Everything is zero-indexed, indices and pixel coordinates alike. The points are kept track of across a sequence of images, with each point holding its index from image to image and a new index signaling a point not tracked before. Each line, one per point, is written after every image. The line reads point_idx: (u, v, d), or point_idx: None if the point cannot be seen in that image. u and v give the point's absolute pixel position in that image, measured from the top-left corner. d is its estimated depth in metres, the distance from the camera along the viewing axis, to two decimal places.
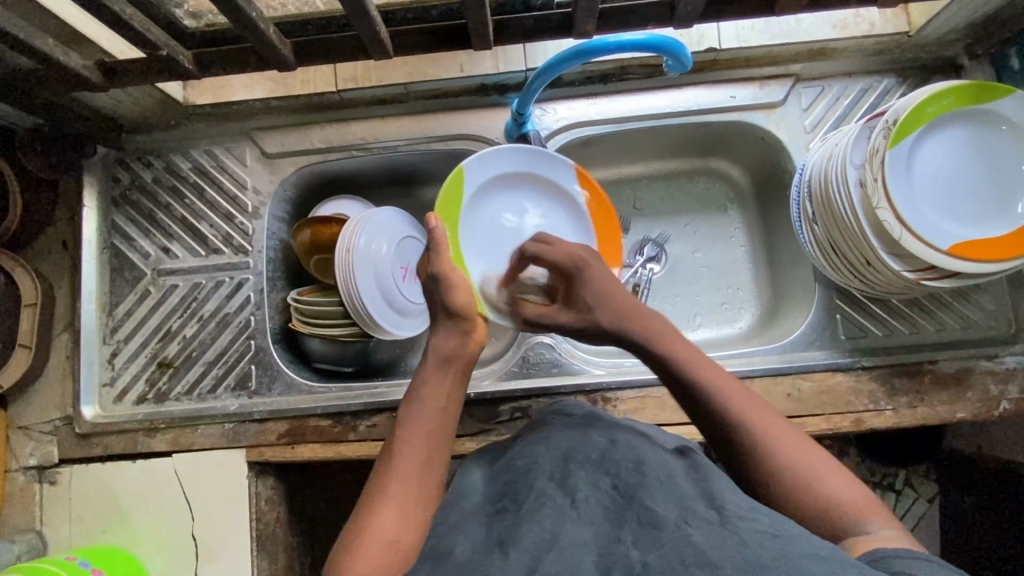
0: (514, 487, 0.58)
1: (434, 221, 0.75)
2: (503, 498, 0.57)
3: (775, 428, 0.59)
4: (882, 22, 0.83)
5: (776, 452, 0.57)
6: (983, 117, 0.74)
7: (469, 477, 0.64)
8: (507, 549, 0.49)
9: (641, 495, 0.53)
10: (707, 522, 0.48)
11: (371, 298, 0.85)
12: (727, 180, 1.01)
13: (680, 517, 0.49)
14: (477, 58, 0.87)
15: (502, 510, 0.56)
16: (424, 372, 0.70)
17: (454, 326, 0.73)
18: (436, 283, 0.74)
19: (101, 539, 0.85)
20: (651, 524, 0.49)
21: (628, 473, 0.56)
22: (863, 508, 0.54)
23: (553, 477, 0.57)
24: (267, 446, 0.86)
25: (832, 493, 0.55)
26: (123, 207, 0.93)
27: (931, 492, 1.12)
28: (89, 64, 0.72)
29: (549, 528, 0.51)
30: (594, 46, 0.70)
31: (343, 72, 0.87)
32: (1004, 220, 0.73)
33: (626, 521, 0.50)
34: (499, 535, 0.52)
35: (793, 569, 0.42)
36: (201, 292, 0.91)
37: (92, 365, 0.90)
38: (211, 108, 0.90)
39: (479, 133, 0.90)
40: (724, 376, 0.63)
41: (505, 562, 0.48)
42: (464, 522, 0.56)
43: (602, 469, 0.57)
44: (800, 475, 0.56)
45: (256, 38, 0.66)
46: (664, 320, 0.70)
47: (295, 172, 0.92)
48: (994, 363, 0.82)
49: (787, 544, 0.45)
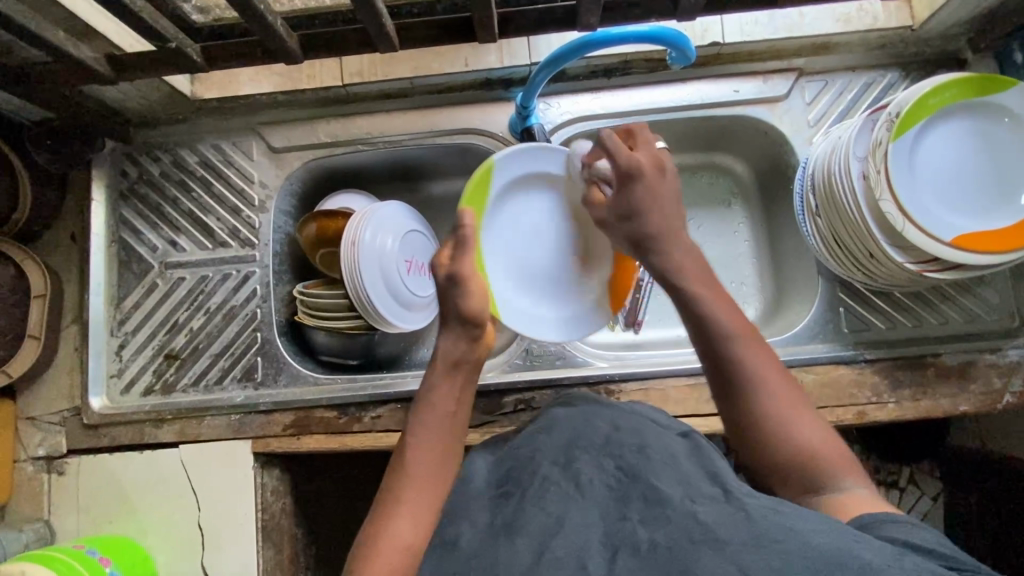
0: (517, 474, 0.59)
1: (469, 216, 0.71)
2: (507, 482, 0.59)
3: (774, 376, 0.59)
4: (885, 16, 0.83)
5: (767, 396, 0.58)
6: (986, 110, 0.75)
7: (471, 461, 0.65)
8: (513, 534, 0.51)
9: (646, 475, 0.53)
10: (713, 500, 0.49)
11: (378, 291, 0.86)
12: (730, 174, 1.01)
13: (686, 496, 0.50)
14: (481, 52, 0.87)
15: (506, 493, 0.58)
16: (432, 377, 0.68)
17: (461, 331, 0.68)
18: (454, 286, 0.69)
19: (108, 529, 0.86)
20: (657, 502, 0.49)
21: (633, 456, 0.56)
22: (839, 463, 0.55)
23: (556, 463, 0.58)
24: (273, 437, 0.87)
25: (809, 443, 0.56)
26: (131, 200, 0.93)
27: (935, 490, 1.12)
28: (99, 57, 0.73)
29: (554, 513, 0.52)
30: (598, 38, 0.71)
31: (349, 66, 0.88)
32: (1009, 211, 0.73)
33: (631, 501, 0.51)
34: (503, 520, 0.53)
35: (803, 543, 0.42)
36: (208, 285, 0.92)
37: (100, 357, 0.90)
38: (218, 102, 0.91)
39: (483, 127, 0.91)
40: (736, 318, 0.63)
41: (512, 549, 0.49)
42: (468, 505, 0.58)
43: (605, 452, 0.57)
44: (786, 425, 0.57)
45: (264, 31, 0.67)
46: (696, 261, 0.67)
47: (301, 166, 0.93)
48: (997, 356, 0.82)
49: (792, 517, 0.45)
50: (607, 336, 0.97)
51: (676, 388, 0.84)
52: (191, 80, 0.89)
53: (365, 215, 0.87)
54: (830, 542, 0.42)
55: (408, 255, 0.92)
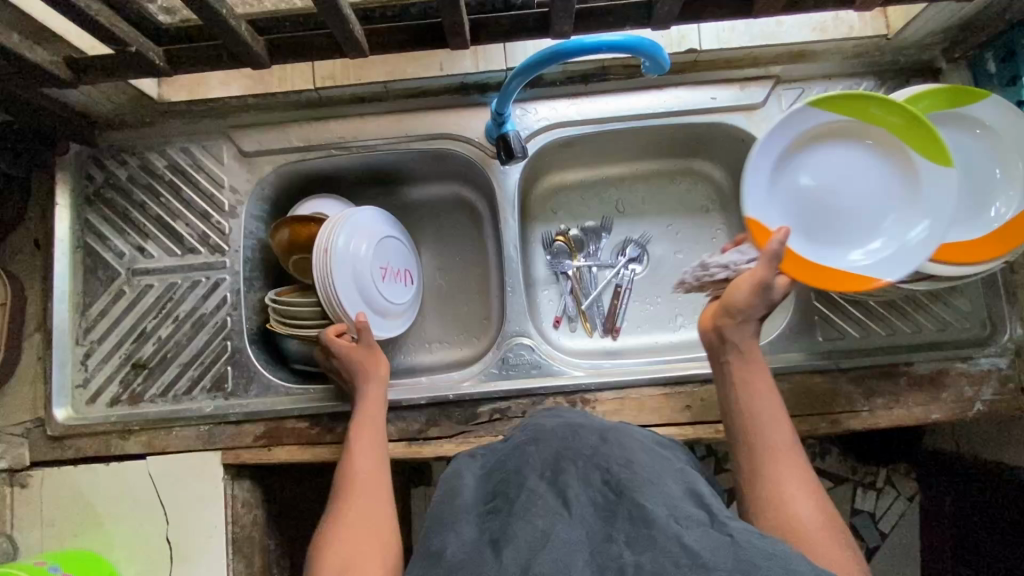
0: (506, 488, 0.56)
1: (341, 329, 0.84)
2: (496, 497, 0.56)
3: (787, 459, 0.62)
4: (861, 25, 0.83)
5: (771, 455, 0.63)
6: (957, 121, 0.76)
7: (456, 476, 0.62)
8: (500, 549, 0.49)
9: (632, 493, 0.52)
10: (698, 522, 0.49)
11: (348, 289, 0.85)
12: (708, 181, 1.01)
13: (671, 516, 0.49)
14: (456, 57, 0.86)
15: (496, 508, 0.55)
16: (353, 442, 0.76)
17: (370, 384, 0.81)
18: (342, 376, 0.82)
19: (72, 543, 0.84)
20: (643, 521, 0.49)
21: (620, 470, 0.55)
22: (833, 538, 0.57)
23: (544, 476, 0.55)
24: (243, 448, 0.85)
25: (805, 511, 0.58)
26: (97, 205, 0.91)
27: (912, 490, 1.13)
28: (58, 60, 0.70)
29: (541, 527, 0.49)
30: (571, 46, 0.69)
31: (321, 70, 0.86)
32: (974, 221, 0.75)
33: (618, 520, 0.50)
34: (492, 537, 0.51)
35: (784, 569, 0.43)
36: (177, 293, 0.90)
37: (65, 367, 0.88)
38: (187, 105, 0.88)
39: (458, 132, 0.90)
40: (766, 403, 0.66)
41: (498, 564, 0.47)
42: (457, 517, 0.54)
43: (593, 464, 0.56)
44: (790, 506, 0.58)
45: (227, 35, 0.65)
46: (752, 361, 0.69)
47: (273, 171, 0.91)
48: (968, 364, 0.83)
49: (774, 543, 0.46)
50: (584, 343, 0.97)
51: (652, 397, 0.84)
52: (158, 82, 0.86)
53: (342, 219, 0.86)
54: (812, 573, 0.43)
55: (383, 257, 0.90)
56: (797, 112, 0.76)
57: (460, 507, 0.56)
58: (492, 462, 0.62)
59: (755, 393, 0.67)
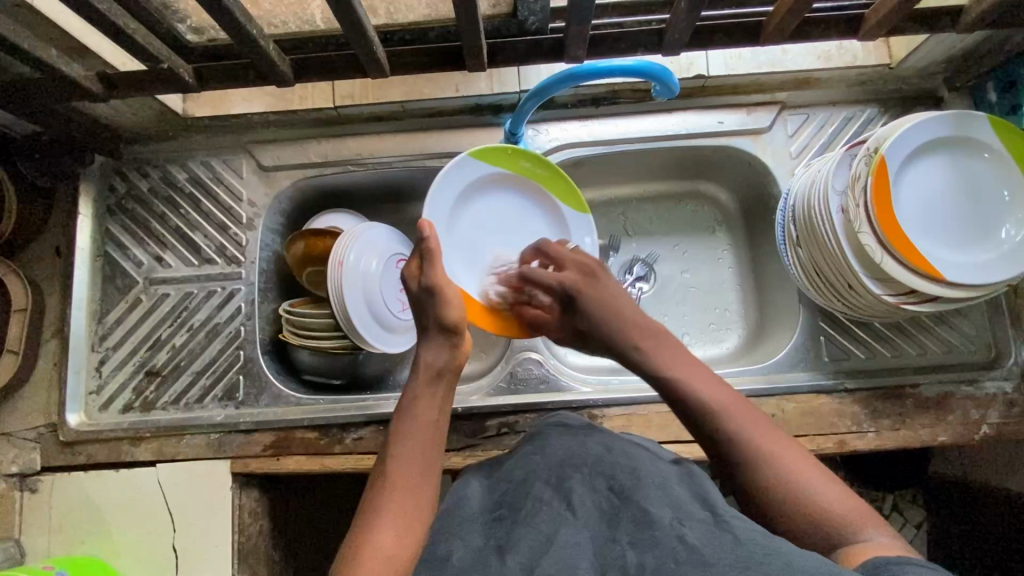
0: (512, 498, 0.57)
1: (430, 229, 0.73)
2: (502, 507, 0.57)
3: (755, 427, 0.61)
4: (864, 55, 0.86)
5: (765, 459, 0.59)
6: (966, 146, 0.76)
7: (467, 486, 0.63)
8: (504, 554, 0.50)
9: (637, 496, 0.53)
10: (700, 522, 0.49)
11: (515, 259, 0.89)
12: (714, 203, 1.03)
13: (674, 518, 0.50)
14: (472, 79, 0.89)
15: (501, 516, 0.56)
16: (411, 414, 0.67)
17: (443, 339, 0.71)
18: (428, 294, 0.72)
19: (80, 550, 0.84)
20: (646, 524, 0.50)
21: (625, 477, 0.56)
22: (851, 518, 0.54)
23: (548, 481, 0.57)
24: (252, 457, 0.86)
25: (821, 504, 0.55)
26: (118, 215, 0.93)
27: (919, 517, 1.10)
28: (91, 74, 0.73)
29: (545, 532, 0.51)
30: (585, 70, 0.72)
31: (341, 89, 0.89)
32: (1010, 256, 0.74)
33: (621, 523, 0.51)
34: (496, 542, 0.52)
35: (784, 561, 0.43)
36: (192, 302, 0.91)
37: (80, 372, 0.89)
38: (210, 120, 0.91)
39: (472, 151, 0.92)
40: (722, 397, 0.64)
41: (501, 564, 0.48)
42: (459, 524, 0.55)
43: (597, 472, 0.57)
44: (799, 484, 0.57)
45: (256, 55, 0.68)
46: (688, 363, 0.68)
47: (291, 185, 0.93)
48: (974, 388, 0.84)
49: (778, 540, 0.46)
50: (591, 360, 0.98)
51: (659, 414, 0.84)
52: (182, 98, 0.89)
53: (533, 154, 0.85)
54: (815, 567, 0.42)
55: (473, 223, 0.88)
56: (934, 118, 0.74)
57: (466, 516, 0.57)
58: (495, 473, 0.64)
59: (699, 381, 0.66)
